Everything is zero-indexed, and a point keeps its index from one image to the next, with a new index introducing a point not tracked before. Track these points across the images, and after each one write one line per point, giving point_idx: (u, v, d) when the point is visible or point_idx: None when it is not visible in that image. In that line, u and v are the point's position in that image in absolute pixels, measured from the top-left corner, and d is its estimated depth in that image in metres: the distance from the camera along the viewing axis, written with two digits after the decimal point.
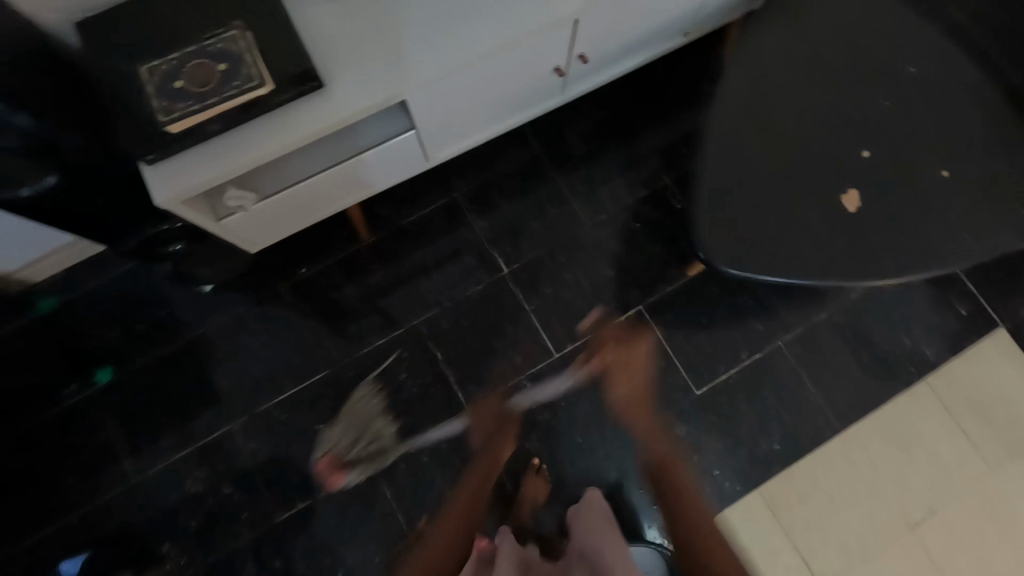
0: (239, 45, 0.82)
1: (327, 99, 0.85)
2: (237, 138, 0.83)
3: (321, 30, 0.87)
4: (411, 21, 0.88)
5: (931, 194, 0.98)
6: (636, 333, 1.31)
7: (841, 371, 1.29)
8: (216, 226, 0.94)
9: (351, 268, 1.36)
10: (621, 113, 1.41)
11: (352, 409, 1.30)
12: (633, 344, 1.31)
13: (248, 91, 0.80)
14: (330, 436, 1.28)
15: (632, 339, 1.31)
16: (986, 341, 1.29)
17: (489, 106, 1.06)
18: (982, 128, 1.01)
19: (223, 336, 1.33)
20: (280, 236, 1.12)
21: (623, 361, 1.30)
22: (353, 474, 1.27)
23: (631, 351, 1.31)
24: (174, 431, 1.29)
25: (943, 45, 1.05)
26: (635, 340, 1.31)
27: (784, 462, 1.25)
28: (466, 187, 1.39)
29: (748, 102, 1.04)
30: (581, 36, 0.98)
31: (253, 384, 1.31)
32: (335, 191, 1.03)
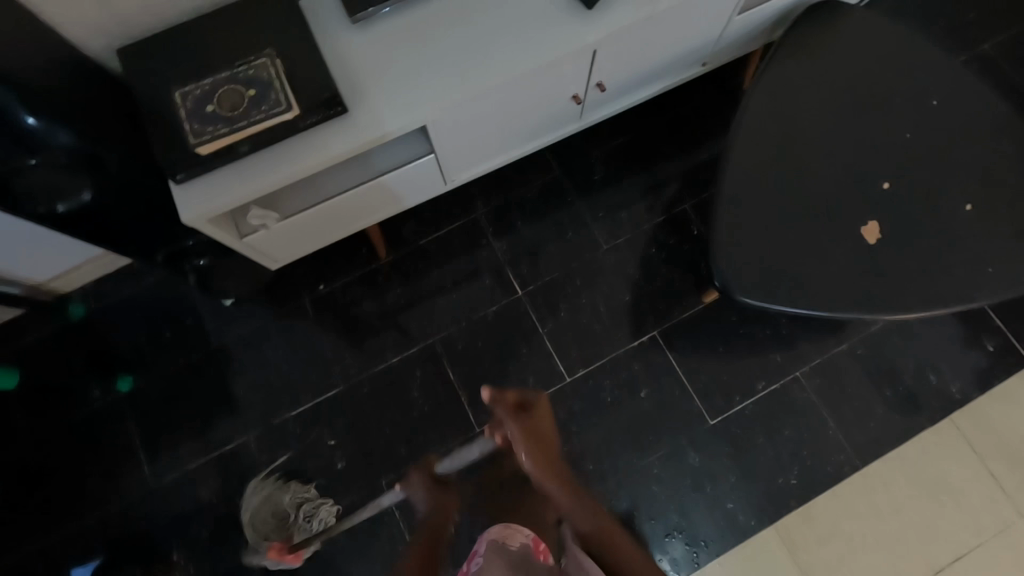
0: (268, 71, 0.85)
1: (350, 124, 0.88)
2: (262, 160, 0.86)
3: (347, 60, 0.90)
4: (433, 51, 0.91)
5: (956, 228, 0.96)
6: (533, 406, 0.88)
7: (862, 405, 1.25)
8: (239, 244, 0.97)
9: (368, 285, 1.38)
10: (639, 139, 1.42)
11: (254, 523, 1.22)
12: (537, 416, 0.87)
13: (275, 115, 0.83)
14: (261, 547, 1.19)
15: (534, 405, 0.88)
16: (1015, 379, 1.24)
17: (507, 132, 1.08)
18: (1009, 163, 0.99)
19: (242, 349, 1.36)
20: (299, 253, 1.14)
21: (535, 437, 0.86)
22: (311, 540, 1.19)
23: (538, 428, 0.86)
24: (189, 441, 1.31)
25: (966, 79, 1.04)
26: (537, 408, 0.88)
27: (802, 498, 1.21)
28: (484, 208, 1.41)
29: (766, 132, 1.04)
30: (599, 65, 1.00)
31: (268, 397, 1.33)
32: (355, 212, 1.06)
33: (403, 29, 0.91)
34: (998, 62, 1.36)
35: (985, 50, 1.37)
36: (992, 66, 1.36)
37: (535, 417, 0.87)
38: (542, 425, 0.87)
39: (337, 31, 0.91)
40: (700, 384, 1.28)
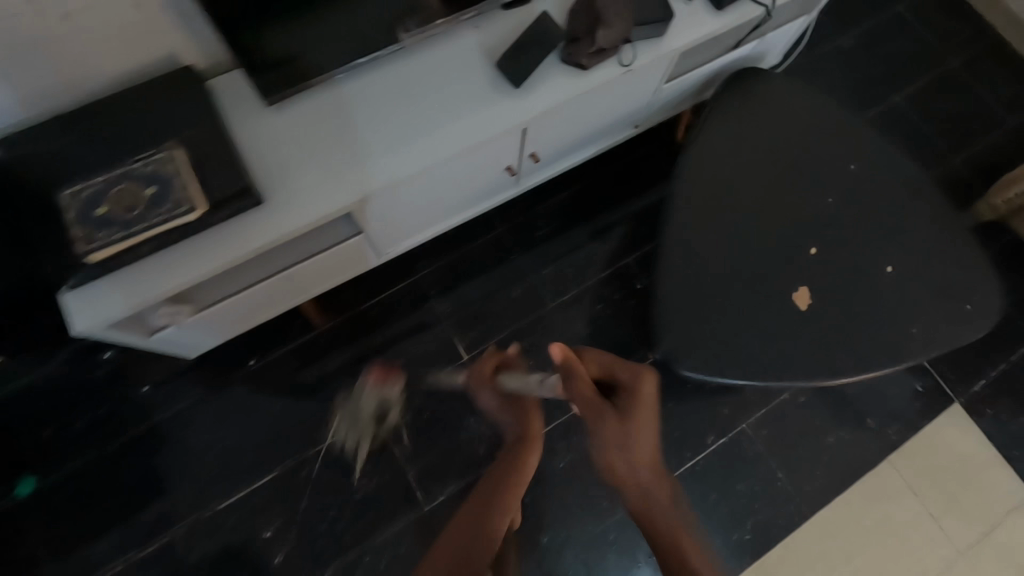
0: (170, 167, 0.79)
1: (266, 215, 0.82)
2: (166, 259, 0.79)
3: (263, 145, 0.85)
4: (359, 132, 0.87)
5: (880, 290, 1.00)
6: (635, 391, 0.75)
7: (810, 455, 1.27)
8: (147, 340, 0.88)
9: (304, 359, 1.29)
10: (580, 194, 1.41)
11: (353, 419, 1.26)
12: (636, 410, 0.73)
13: (178, 216, 0.77)
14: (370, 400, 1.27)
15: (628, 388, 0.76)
16: (945, 417, 1.30)
17: (441, 204, 1.04)
18: (923, 223, 1.04)
19: (166, 436, 1.24)
20: (221, 337, 1.06)
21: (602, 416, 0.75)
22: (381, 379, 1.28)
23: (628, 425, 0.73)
24: (104, 545, 1.18)
25: (880, 144, 1.09)
26: (637, 399, 0.74)
27: (757, 553, 1.21)
28: (426, 270, 1.36)
29: (700, 199, 1.05)
30: (532, 140, 0.99)
31: (196, 488, 1.22)
32: (280, 294, 1.00)
33: (327, 110, 0.87)
34: (898, 119, 1.47)
35: (886, 108, 1.48)
36: (894, 123, 1.46)
37: (630, 408, 0.73)
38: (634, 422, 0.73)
39: (254, 114, 0.86)
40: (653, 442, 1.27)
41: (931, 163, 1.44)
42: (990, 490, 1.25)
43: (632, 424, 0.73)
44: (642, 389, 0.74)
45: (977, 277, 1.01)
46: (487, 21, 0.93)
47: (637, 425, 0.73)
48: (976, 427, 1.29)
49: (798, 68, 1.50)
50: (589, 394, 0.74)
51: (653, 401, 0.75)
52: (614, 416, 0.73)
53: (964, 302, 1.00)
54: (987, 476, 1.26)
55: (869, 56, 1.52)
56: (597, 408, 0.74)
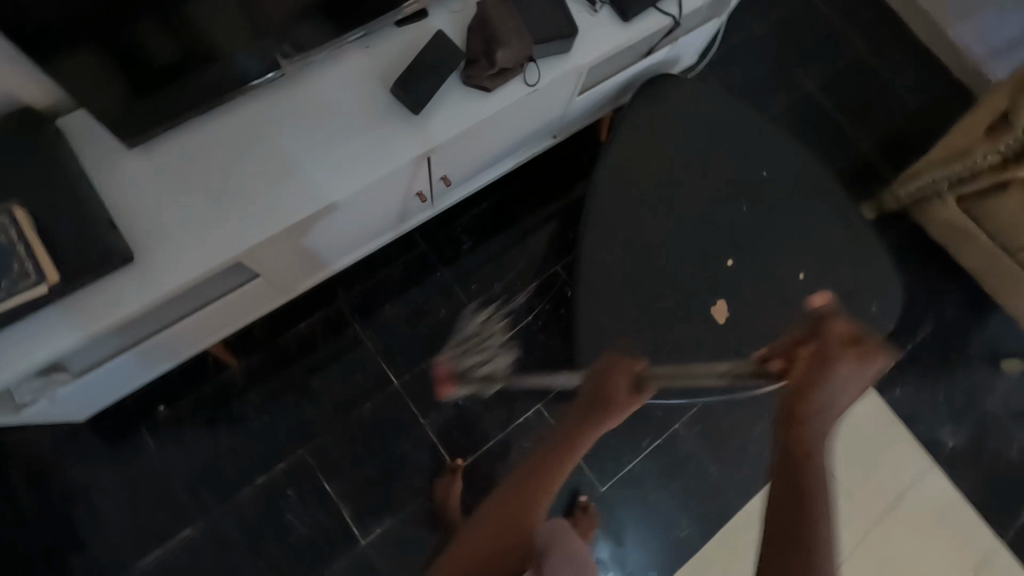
0: (9, 234, 0.67)
1: (141, 273, 0.73)
2: (22, 332, 0.70)
3: (130, 193, 0.76)
4: (244, 171, 0.79)
5: (792, 298, 1.02)
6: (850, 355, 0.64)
7: (740, 447, 1.32)
8: (18, 418, 0.79)
9: (220, 401, 1.21)
10: (506, 204, 1.37)
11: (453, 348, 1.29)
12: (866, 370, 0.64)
13: (24, 290, 0.67)
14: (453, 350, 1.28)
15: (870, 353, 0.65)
16: (861, 398, 1.37)
17: (349, 236, 0.99)
18: (831, 226, 1.07)
19: (69, 500, 1.14)
20: (116, 393, 0.97)
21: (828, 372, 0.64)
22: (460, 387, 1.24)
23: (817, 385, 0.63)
24: None
25: (790, 149, 1.10)
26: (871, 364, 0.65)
27: (693, 548, 1.26)
28: (348, 295, 1.29)
29: (617, 215, 1.03)
30: (440, 164, 0.94)
31: (109, 553, 1.13)
32: (176, 345, 0.92)
33: (204, 149, 0.79)
34: (810, 112, 1.50)
35: (798, 100, 1.51)
36: (805, 114, 1.50)
37: (866, 358, 0.65)
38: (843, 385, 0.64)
39: (117, 159, 0.76)
40: (589, 452, 1.28)
41: (841, 153, 1.48)
42: (901, 464, 1.34)
43: (846, 380, 0.64)
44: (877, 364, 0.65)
45: (882, 277, 1.05)
46: (378, 41, 0.86)
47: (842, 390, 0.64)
48: (889, 405, 1.38)
49: (714, 62, 1.50)
50: (835, 340, 0.65)
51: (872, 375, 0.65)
52: (840, 367, 0.63)
53: (871, 303, 1.03)
54: (899, 451, 1.35)
55: (781, 46, 1.53)
56: (830, 341, 0.65)
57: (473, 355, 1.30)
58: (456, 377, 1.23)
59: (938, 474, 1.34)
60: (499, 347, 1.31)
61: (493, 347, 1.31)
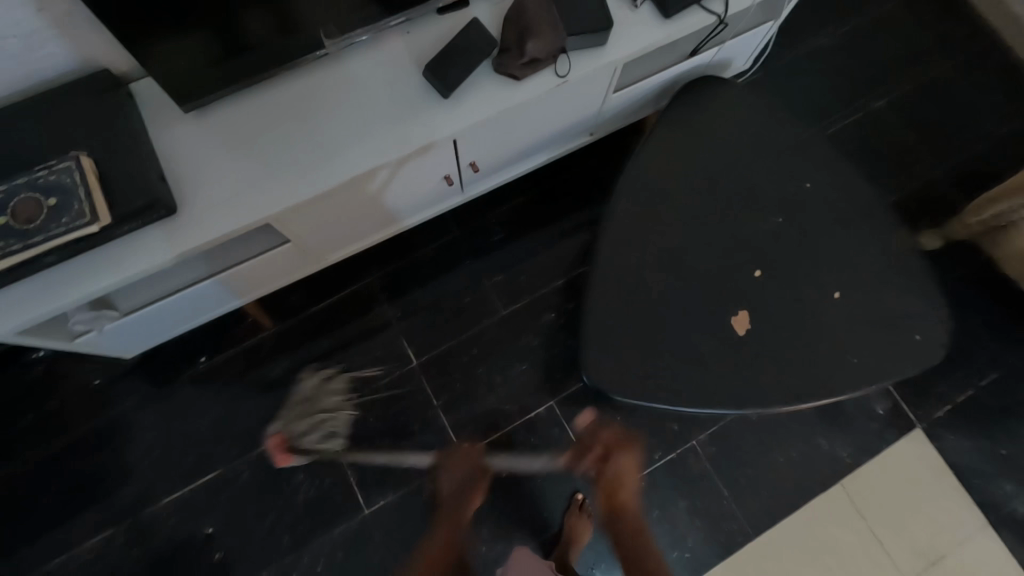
0: (72, 177, 0.75)
1: (181, 224, 0.80)
2: (75, 267, 0.78)
3: (180, 153, 0.83)
4: (282, 141, 0.85)
5: (824, 317, 0.96)
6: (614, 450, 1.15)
7: (759, 473, 1.25)
8: (70, 346, 0.89)
9: (253, 361, 1.29)
10: (540, 200, 1.38)
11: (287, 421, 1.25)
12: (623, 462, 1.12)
13: (78, 228, 0.74)
14: (287, 419, 1.26)
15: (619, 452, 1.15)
16: (903, 441, 1.27)
17: (378, 213, 1.03)
18: (874, 246, 1.00)
19: (112, 434, 1.24)
20: (159, 338, 1.07)
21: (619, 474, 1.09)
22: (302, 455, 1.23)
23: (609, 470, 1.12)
24: (48, 540, 1.18)
25: (837, 163, 1.05)
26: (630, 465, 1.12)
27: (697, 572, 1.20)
28: (380, 275, 1.34)
29: (642, 215, 1.01)
30: (468, 149, 0.97)
31: (138, 487, 1.22)
32: (213, 299, 1.00)
33: (249, 118, 0.85)
34: (876, 129, 1.41)
35: (862, 117, 1.41)
36: (868, 133, 1.41)
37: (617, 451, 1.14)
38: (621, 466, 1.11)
39: (174, 121, 0.84)
40: None
41: (905, 176, 1.38)
42: (943, 518, 1.23)
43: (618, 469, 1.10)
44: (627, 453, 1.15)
45: (928, 307, 0.97)
46: (419, 28, 0.90)
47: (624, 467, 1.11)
48: (936, 451, 1.26)
49: (773, 71, 1.43)
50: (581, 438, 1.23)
51: (633, 468, 1.11)
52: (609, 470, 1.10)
53: (913, 332, 0.96)
54: (943, 504, 1.23)
55: (848, 60, 1.45)
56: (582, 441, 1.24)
57: (310, 421, 1.26)
58: (296, 440, 1.24)
59: (988, 536, 1.21)
60: (338, 406, 1.27)
61: (330, 407, 1.26)
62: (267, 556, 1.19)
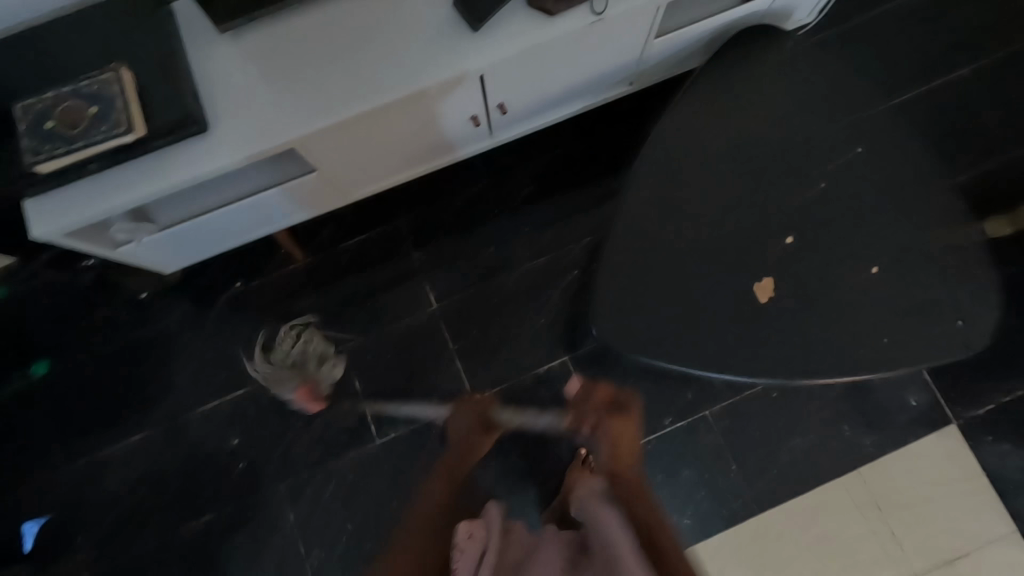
0: (113, 88, 0.79)
1: (212, 144, 0.83)
2: (114, 176, 0.82)
3: (214, 73, 0.85)
4: (310, 66, 0.85)
5: (856, 293, 0.90)
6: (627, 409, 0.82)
7: (771, 451, 1.22)
8: (113, 254, 0.95)
9: (282, 290, 1.34)
10: (574, 153, 1.34)
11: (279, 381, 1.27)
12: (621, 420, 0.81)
13: (116, 136, 0.78)
14: (282, 384, 1.27)
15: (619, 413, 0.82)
16: (933, 436, 1.20)
17: (404, 150, 1.04)
18: (925, 223, 0.92)
19: (151, 345, 1.33)
20: (195, 257, 1.13)
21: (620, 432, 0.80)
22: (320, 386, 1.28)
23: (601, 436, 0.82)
24: (94, 433, 1.30)
25: (895, 129, 0.96)
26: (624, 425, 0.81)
27: (694, 539, 1.20)
28: (408, 217, 1.34)
29: (673, 170, 0.96)
30: (496, 89, 0.95)
31: (174, 395, 1.31)
32: (243, 223, 1.04)
33: (281, 42, 0.86)
34: (955, 100, 1.27)
35: (941, 85, 1.28)
36: (945, 104, 1.27)
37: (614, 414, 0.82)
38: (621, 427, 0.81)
39: (211, 41, 0.86)
40: None
41: (979, 155, 1.25)
42: (963, 518, 1.17)
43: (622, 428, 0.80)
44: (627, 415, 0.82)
45: (976, 292, 0.89)
46: None
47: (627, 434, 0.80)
48: (966, 449, 1.20)
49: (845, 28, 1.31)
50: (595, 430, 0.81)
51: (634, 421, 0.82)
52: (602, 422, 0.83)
53: (955, 317, 0.89)
54: (966, 506, 1.18)
55: (935, 20, 1.30)
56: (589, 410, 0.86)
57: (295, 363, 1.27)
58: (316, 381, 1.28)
59: (1011, 543, 1.16)
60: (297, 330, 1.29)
61: (294, 337, 1.28)
62: (284, 471, 1.28)
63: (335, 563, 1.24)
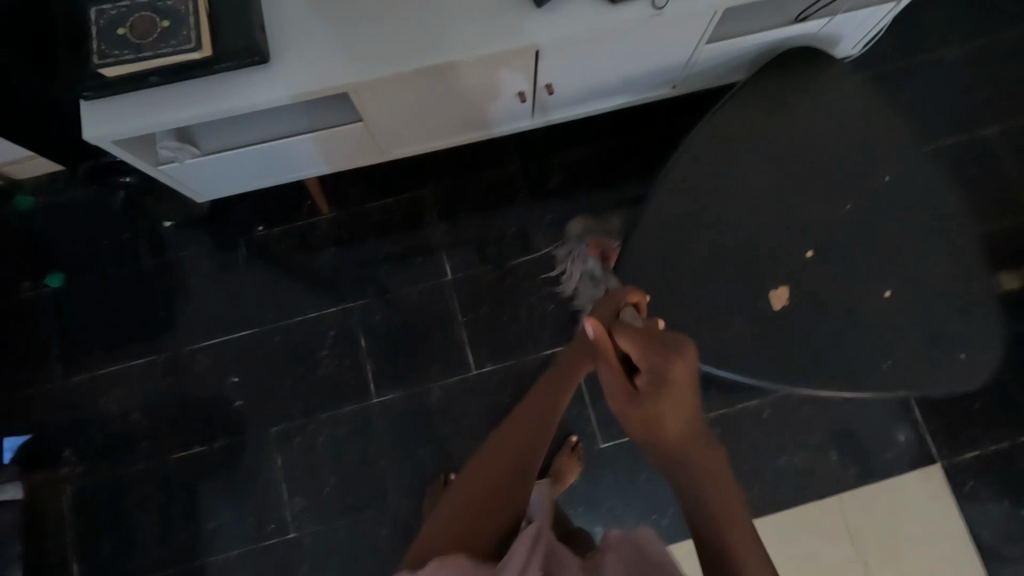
0: (186, 6, 0.81)
1: (270, 75, 0.86)
2: (172, 92, 0.85)
3: (281, 10, 0.88)
4: (375, 17, 0.88)
5: (866, 314, 0.93)
6: (658, 368, 0.60)
7: (758, 465, 1.24)
8: (153, 171, 0.98)
9: (302, 239, 1.36)
10: (607, 150, 1.37)
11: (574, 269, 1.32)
12: (666, 389, 0.60)
13: (182, 51, 0.80)
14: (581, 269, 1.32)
15: (665, 365, 0.60)
16: (916, 473, 1.23)
17: (447, 115, 1.06)
18: (940, 257, 0.95)
19: (167, 274, 1.35)
20: (227, 190, 1.15)
21: (670, 396, 0.60)
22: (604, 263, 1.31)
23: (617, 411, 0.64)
24: (100, 350, 1.32)
25: (925, 164, 0.99)
26: (668, 387, 0.60)
27: (671, 538, 1.23)
28: (436, 187, 1.37)
29: (705, 172, 0.99)
30: (547, 68, 0.98)
31: (182, 327, 1.33)
32: (281, 163, 1.06)
33: None
34: (982, 154, 1.31)
35: (971, 140, 1.32)
36: (971, 158, 1.31)
37: (652, 380, 0.61)
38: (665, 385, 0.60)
39: None
40: (601, 407, 1.28)
41: (1000, 211, 1.28)
42: (938, 558, 1.19)
43: (661, 397, 0.60)
44: (672, 364, 0.60)
45: (982, 329, 0.92)
46: None
47: (670, 390, 0.60)
48: (949, 492, 1.22)
49: (885, 70, 1.34)
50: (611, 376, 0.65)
51: (687, 383, 0.60)
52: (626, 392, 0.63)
53: (960, 350, 0.91)
54: (941, 546, 1.20)
55: (974, 77, 1.34)
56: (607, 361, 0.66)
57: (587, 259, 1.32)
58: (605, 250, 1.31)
59: None
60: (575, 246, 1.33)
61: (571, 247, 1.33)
62: (280, 415, 1.29)
63: (316, 513, 1.25)
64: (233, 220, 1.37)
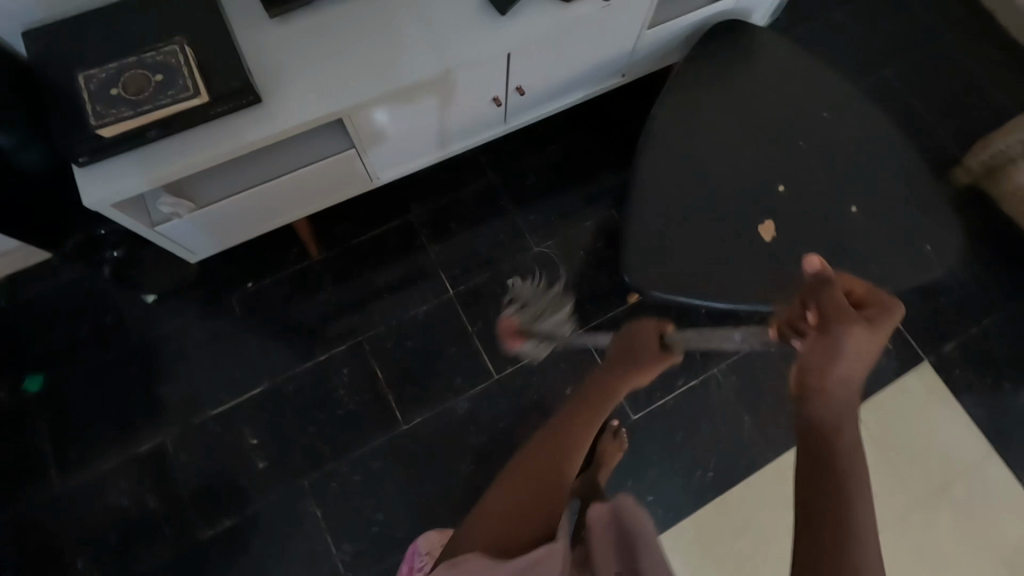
0: (178, 58, 0.84)
1: (266, 113, 0.89)
2: (171, 145, 0.86)
3: (266, 52, 0.92)
4: (358, 45, 0.94)
5: (841, 229, 1.06)
6: (874, 320, 0.60)
7: (776, 399, 1.34)
8: (150, 233, 0.96)
9: (297, 285, 1.35)
10: (572, 146, 1.47)
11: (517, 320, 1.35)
12: (864, 335, 0.58)
13: (183, 100, 0.82)
14: (520, 315, 1.35)
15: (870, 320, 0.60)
16: (913, 374, 1.35)
17: (431, 131, 1.12)
18: (888, 171, 1.09)
19: (159, 349, 1.29)
20: (221, 245, 1.14)
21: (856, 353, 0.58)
22: (530, 340, 1.33)
23: (842, 340, 0.57)
24: (99, 443, 1.23)
25: (853, 97, 1.14)
26: (872, 334, 0.59)
27: (718, 488, 1.29)
28: (420, 209, 1.42)
29: (675, 137, 1.10)
30: (518, 70, 1.07)
31: (187, 398, 1.27)
32: (277, 205, 1.07)
33: (329, 24, 0.94)
34: (887, 91, 1.51)
35: (874, 82, 1.52)
36: (879, 95, 1.51)
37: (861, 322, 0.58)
38: (856, 335, 0.58)
39: (261, 24, 0.93)
40: None
41: (919, 137, 1.48)
42: (952, 445, 1.30)
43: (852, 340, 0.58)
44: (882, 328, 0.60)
45: (939, 223, 1.06)
46: None
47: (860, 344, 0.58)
48: (945, 385, 1.34)
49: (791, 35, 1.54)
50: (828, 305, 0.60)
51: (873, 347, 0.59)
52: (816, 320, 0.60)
53: (924, 244, 1.05)
54: (953, 433, 1.31)
55: (861, 31, 1.56)
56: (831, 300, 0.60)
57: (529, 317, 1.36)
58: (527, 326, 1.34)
59: (995, 462, 1.29)
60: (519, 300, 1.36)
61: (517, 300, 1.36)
62: (312, 464, 1.25)
63: (370, 555, 1.21)
64: (220, 279, 1.34)
